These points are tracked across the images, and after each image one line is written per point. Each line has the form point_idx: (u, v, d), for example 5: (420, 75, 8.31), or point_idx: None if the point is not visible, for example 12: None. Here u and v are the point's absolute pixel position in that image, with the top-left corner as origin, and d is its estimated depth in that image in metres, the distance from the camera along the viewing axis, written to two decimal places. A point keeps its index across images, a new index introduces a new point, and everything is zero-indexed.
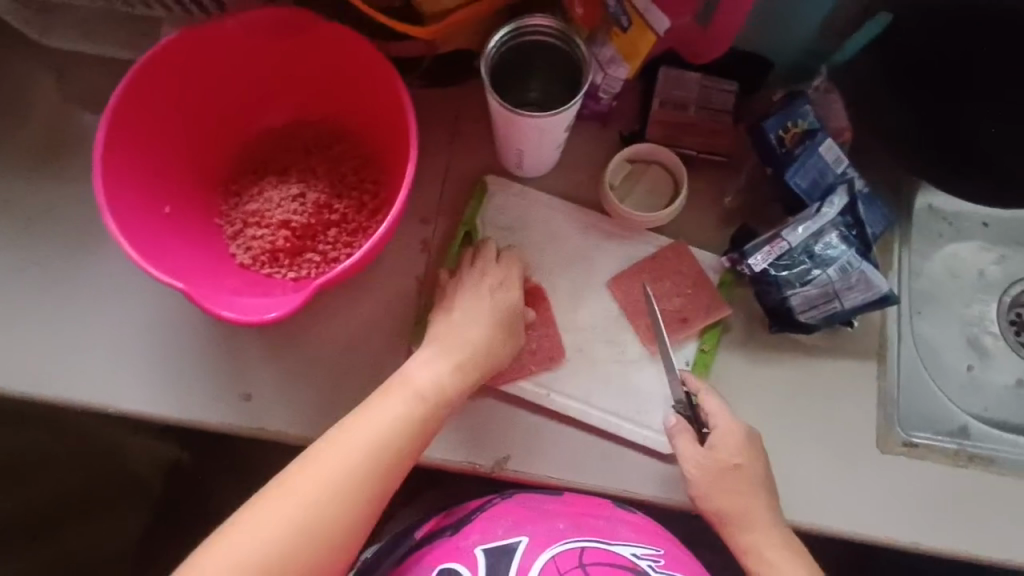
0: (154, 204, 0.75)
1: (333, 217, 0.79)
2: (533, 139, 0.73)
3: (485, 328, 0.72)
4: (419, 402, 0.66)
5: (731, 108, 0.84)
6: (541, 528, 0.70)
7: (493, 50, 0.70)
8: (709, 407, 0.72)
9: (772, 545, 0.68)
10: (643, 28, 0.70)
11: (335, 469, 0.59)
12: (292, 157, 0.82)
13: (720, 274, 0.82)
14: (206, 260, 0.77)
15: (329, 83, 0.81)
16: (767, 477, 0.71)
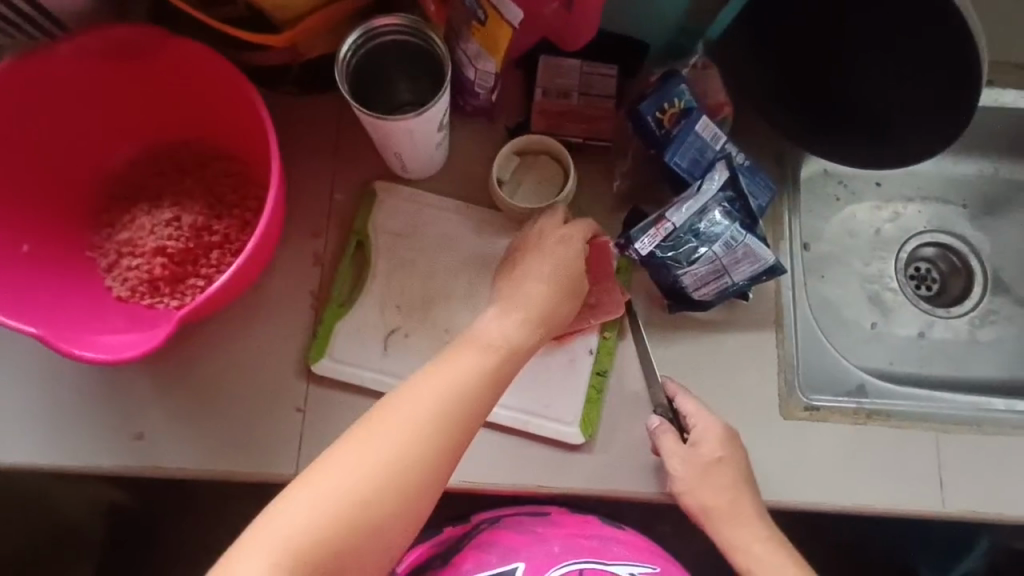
0: (5, 245, 0.66)
1: (214, 239, 0.71)
2: (408, 142, 0.68)
3: (549, 285, 0.66)
4: (485, 360, 0.61)
5: (612, 91, 0.78)
6: (534, 553, 0.70)
7: (346, 56, 0.61)
8: (688, 407, 0.71)
9: (755, 531, 0.70)
10: (498, 22, 0.61)
11: (407, 426, 0.56)
12: (163, 177, 0.74)
13: (617, 259, 0.76)
14: (75, 299, 0.68)
15: (189, 99, 0.71)
16: (748, 470, 0.71)
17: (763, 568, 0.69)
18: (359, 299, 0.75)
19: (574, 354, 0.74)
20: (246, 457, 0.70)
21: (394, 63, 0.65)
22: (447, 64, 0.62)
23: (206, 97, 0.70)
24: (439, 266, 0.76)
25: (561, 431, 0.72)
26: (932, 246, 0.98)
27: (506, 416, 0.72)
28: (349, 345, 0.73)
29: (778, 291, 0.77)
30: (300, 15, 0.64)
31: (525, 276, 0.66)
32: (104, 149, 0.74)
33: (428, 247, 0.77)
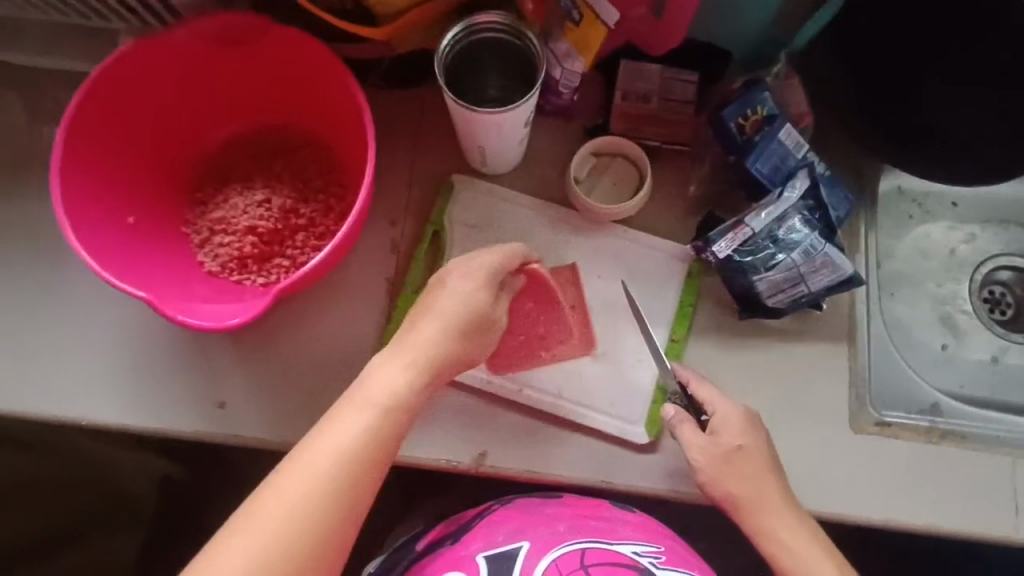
0: (115, 216, 0.71)
1: (301, 221, 0.75)
2: (494, 136, 0.69)
3: (446, 331, 0.61)
4: (371, 421, 0.56)
5: (693, 97, 0.79)
6: (541, 532, 0.67)
7: (443, 51, 0.63)
8: (703, 394, 0.69)
9: (786, 524, 0.65)
10: (593, 22, 0.64)
11: (280, 519, 0.51)
12: (256, 161, 0.78)
13: (687, 263, 0.77)
14: (172, 270, 0.72)
15: (288, 88, 0.75)
16: (773, 459, 0.68)
17: (797, 557, 0.64)
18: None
19: (640, 355, 0.75)
20: None
21: (487, 60, 0.67)
22: (540, 62, 0.63)
23: (305, 86, 0.74)
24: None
25: (625, 429, 0.73)
26: (1008, 270, 0.95)
27: (570, 409, 0.73)
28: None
29: (852, 305, 0.76)
30: (403, 10, 0.66)
31: (432, 313, 0.62)
32: (204, 131, 0.78)
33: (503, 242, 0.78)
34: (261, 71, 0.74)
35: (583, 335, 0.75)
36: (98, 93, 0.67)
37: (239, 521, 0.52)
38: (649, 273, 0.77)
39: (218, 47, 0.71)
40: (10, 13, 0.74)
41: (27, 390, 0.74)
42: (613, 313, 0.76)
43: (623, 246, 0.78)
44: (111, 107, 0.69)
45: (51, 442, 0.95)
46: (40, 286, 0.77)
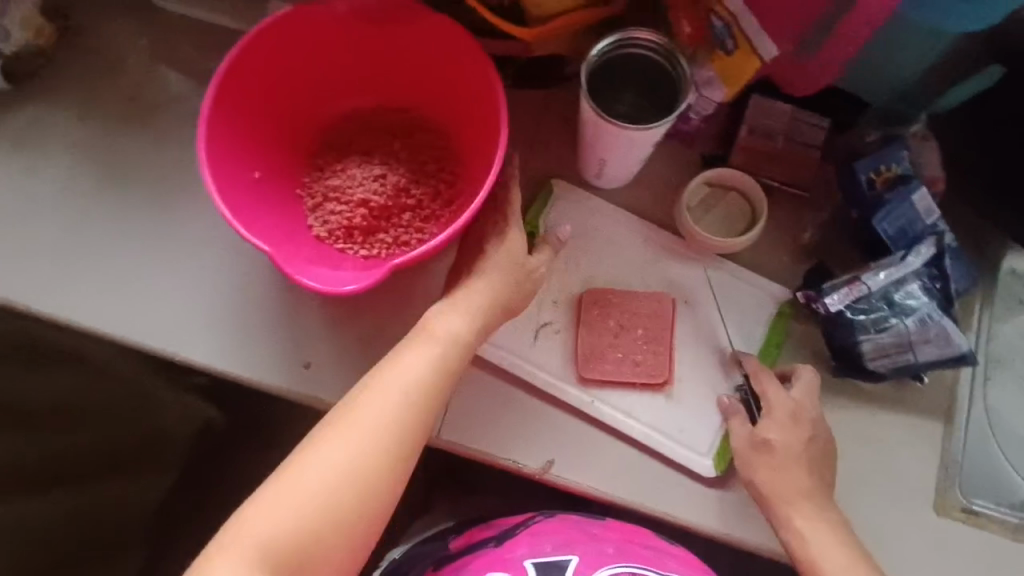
0: (243, 169, 0.73)
1: (411, 203, 0.76)
2: (620, 150, 0.69)
3: (492, 297, 0.67)
4: (434, 355, 0.64)
5: (820, 142, 0.78)
6: (589, 549, 0.69)
7: (593, 59, 0.64)
8: (762, 386, 0.71)
9: (808, 519, 0.66)
10: (748, 53, 0.63)
11: (352, 438, 0.59)
12: (376, 135, 0.79)
13: (777, 304, 0.75)
14: (285, 228, 0.75)
15: (425, 74, 0.77)
16: (813, 460, 0.67)
17: (807, 553, 0.65)
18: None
19: (717, 387, 0.74)
20: None
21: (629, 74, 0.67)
22: (687, 86, 0.63)
23: (441, 74, 0.76)
24: (602, 275, 0.77)
25: (691, 458, 0.72)
26: None
27: (641, 433, 0.72)
28: (510, 333, 0.75)
29: (955, 381, 0.74)
30: (553, 16, 0.67)
31: (478, 282, 0.67)
32: (334, 100, 0.80)
33: (592, 252, 0.78)
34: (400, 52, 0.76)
35: (659, 372, 0.74)
36: (251, 48, 0.70)
37: (315, 439, 0.60)
38: (742, 309, 0.76)
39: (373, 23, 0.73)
40: None
41: (130, 319, 0.76)
42: (694, 342, 0.75)
43: (717, 275, 0.77)
44: (262, 62, 0.72)
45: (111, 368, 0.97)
46: (150, 224, 0.78)
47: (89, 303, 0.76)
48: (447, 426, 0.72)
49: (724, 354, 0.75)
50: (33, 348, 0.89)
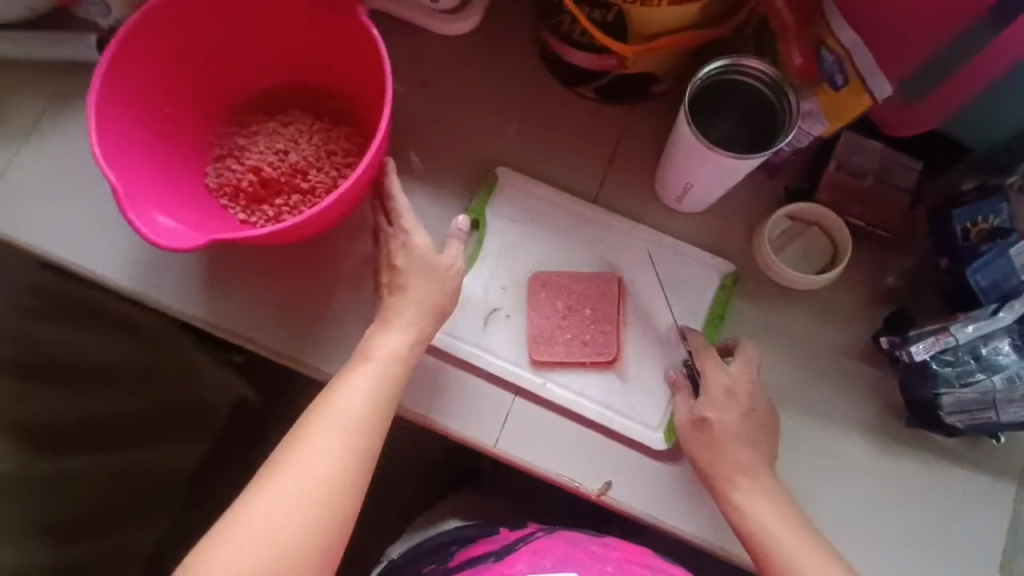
0: (155, 108, 0.76)
1: (303, 184, 0.78)
2: (710, 176, 0.68)
3: (420, 304, 0.68)
4: (376, 373, 0.65)
5: (912, 185, 0.76)
6: (589, 565, 0.69)
7: (699, 81, 0.62)
8: (704, 362, 0.72)
9: (747, 493, 0.67)
10: (857, 90, 0.61)
11: (303, 469, 0.59)
12: (300, 113, 0.81)
13: (721, 277, 0.78)
14: (172, 170, 0.77)
15: (364, 73, 0.79)
16: (749, 434, 0.69)
17: (767, 542, 0.65)
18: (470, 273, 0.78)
19: (665, 364, 0.76)
20: (458, 418, 0.73)
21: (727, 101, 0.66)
22: (792, 118, 0.61)
23: (363, 67, 0.78)
24: (551, 261, 0.78)
25: (644, 432, 0.74)
26: None
27: (592, 411, 0.74)
28: (464, 323, 0.76)
29: None
30: (656, 35, 0.66)
31: (409, 291, 0.69)
32: (274, 67, 0.82)
33: (552, 229, 0.79)
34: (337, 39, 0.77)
35: (607, 350, 0.76)
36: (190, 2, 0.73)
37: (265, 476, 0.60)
38: (686, 286, 0.78)
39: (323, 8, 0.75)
40: None
41: (203, 297, 0.76)
42: (641, 319, 0.77)
43: (670, 254, 0.78)
44: (208, 14, 0.75)
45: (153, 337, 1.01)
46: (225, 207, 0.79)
47: (163, 283, 0.76)
48: (505, 437, 0.73)
49: (671, 334, 0.77)
50: (74, 310, 0.95)
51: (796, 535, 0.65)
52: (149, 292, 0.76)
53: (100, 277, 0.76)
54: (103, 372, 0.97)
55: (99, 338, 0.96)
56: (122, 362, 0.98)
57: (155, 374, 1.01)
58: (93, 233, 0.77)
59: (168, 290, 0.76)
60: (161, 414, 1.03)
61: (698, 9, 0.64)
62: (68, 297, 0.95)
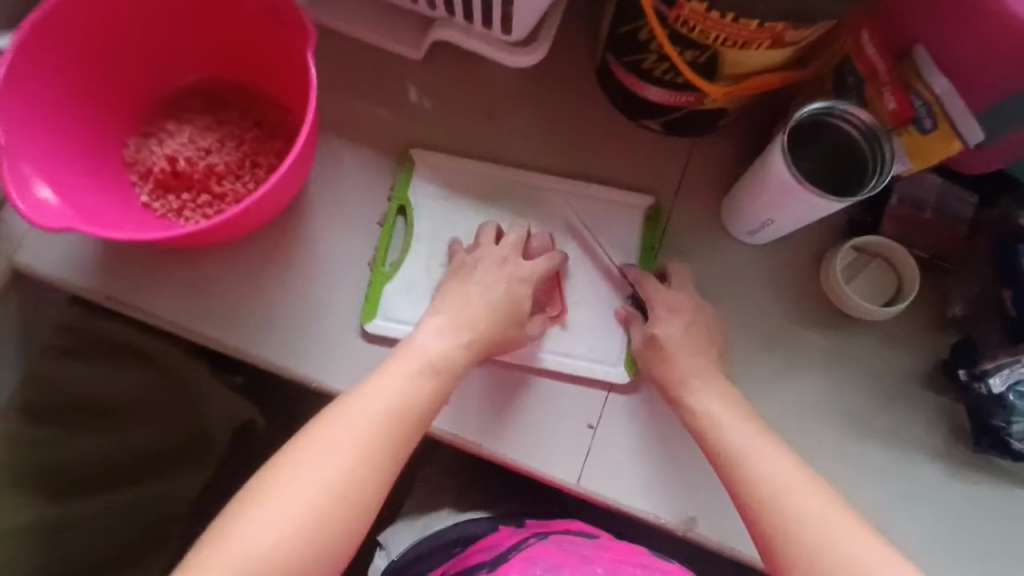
0: (80, 86, 0.72)
1: (216, 189, 0.75)
2: (796, 214, 0.70)
3: (492, 306, 0.73)
4: (415, 370, 0.68)
5: (969, 217, 0.79)
6: (579, 571, 0.65)
7: (795, 119, 0.64)
8: (650, 290, 0.77)
9: (699, 395, 0.72)
10: (948, 135, 0.63)
11: (329, 448, 0.62)
12: (239, 113, 0.78)
13: (645, 211, 0.82)
14: (86, 147, 0.73)
15: (303, 82, 0.75)
16: (692, 344, 0.74)
17: (757, 454, 0.67)
18: (405, 262, 0.79)
19: (609, 305, 0.80)
20: (542, 458, 0.75)
21: (820, 146, 0.67)
22: (887, 170, 0.62)
23: (303, 79, 0.75)
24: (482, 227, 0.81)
25: (606, 370, 0.77)
26: None
27: (552, 360, 0.77)
28: (410, 300, 0.78)
29: None
30: (746, 74, 0.67)
31: (473, 304, 0.73)
32: (224, 57, 0.78)
33: (501, 190, 0.82)
34: (284, 51, 0.74)
35: (553, 305, 0.79)
36: None
37: (283, 458, 0.63)
38: (615, 225, 0.81)
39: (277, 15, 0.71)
40: None
41: (272, 342, 0.76)
42: (582, 265, 0.80)
43: (607, 201, 0.82)
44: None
45: (172, 365, 0.95)
46: (290, 243, 0.78)
47: (242, 324, 0.76)
48: (586, 473, 0.75)
49: (613, 275, 0.80)
50: (91, 346, 0.93)
51: (746, 426, 0.69)
52: (221, 333, 0.76)
53: (166, 324, 0.76)
54: (111, 406, 0.94)
55: (116, 373, 0.94)
56: (135, 397, 0.94)
57: (160, 403, 0.95)
58: (158, 276, 0.76)
59: (246, 331, 0.76)
60: (169, 447, 0.96)
61: (790, 53, 0.64)
62: (91, 333, 0.93)
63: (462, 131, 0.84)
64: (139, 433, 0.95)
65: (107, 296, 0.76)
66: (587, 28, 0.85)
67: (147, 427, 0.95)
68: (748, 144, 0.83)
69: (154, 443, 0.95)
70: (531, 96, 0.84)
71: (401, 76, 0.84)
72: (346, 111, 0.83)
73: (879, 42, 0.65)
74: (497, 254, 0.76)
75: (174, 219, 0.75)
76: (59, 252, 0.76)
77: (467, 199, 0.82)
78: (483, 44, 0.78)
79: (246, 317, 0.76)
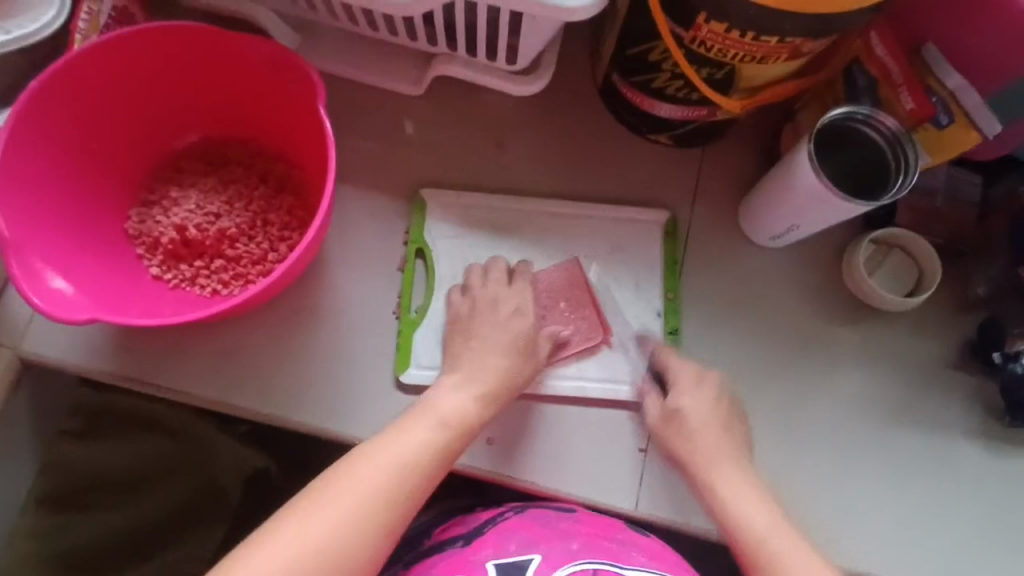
0: (75, 162, 0.69)
1: (230, 253, 0.71)
2: (822, 219, 0.70)
3: (499, 351, 0.71)
4: (449, 422, 0.66)
5: (978, 200, 0.82)
6: (555, 548, 0.63)
7: (821, 124, 0.66)
8: (666, 359, 0.75)
9: (721, 471, 0.68)
10: (964, 127, 0.66)
11: (365, 482, 0.59)
12: (244, 171, 0.75)
13: (663, 225, 0.81)
14: (86, 225, 0.69)
15: (311, 134, 0.73)
16: (718, 417, 0.72)
17: (767, 527, 0.64)
18: (430, 307, 0.77)
19: (645, 322, 0.79)
20: (595, 487, 0.74)
21: (840, 149, 0.69)
22: (913, 171, 0.65)
23: (311, 130, 0.73)
24: (507, 258, 0.80)
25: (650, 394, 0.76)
26: None
27: (595, 390, 0.76)
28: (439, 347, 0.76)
29: None
30: (761, 86, 0.67)
31: (484, 357, 0.71)
32: (224, 115, 0.76)
33: (518, 218, 0.81)
34: (288, 104, 0.72)
35: (592, 332, 0.78)
36: (128, 48, 0.66)
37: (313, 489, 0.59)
38: (633, 245, 0.81)
39: (282, 70, 0.69)
40: (328, 20, 0.76)
41: (307, 404, 0.73)
42: (609, 287, 0.80)
43: (624, 221, 0.81)
44: (150, 63, 0.69)
45: (180, 425, 0.90)
46: (313, 298, 0.76)
47: (273, 388, 0.73)
48: (644, 499, 0.74)
49: (647, 295, 0.80)
50: (98, 417, 0.89)
51: (763, 504, 0.66)
52: (251, 402, 0.73)
53: (191, 397, 0.73)
54: (123, 475, 0.89)
55: (131, 446, 0.89)
56: (155, 466, 0.90)
57: (171, 463, 0.90)
58: (178, 349, 0.73)
59: (279, 395, 0.73)
60: (182, 509, 0.91)
61: (805, 62, 0.65)
62: (99, 406, 0.88)
63: (471, 165, 0.82)
64: (153, 498, 0.90)
65: (124, 376, 0.72)
66: (586, 49, 0.85)
67: (160, 491, 0.90)
68: (761, 149, 0.83)
69: (168, 506, 0.90)
70: (538, 122, 0.83)
71: (404, 115, 0.82)
72: (353, 157, 0.81)
73: (889, 42, 0.67)
74: (491, 291, 0.75)
75: (190, 291, 0.71)
76: (68, 336, 0.72)
77: (486, 234, 0.80)
78: (485, 74, 0.76)
79: (276, 381, 0.74)
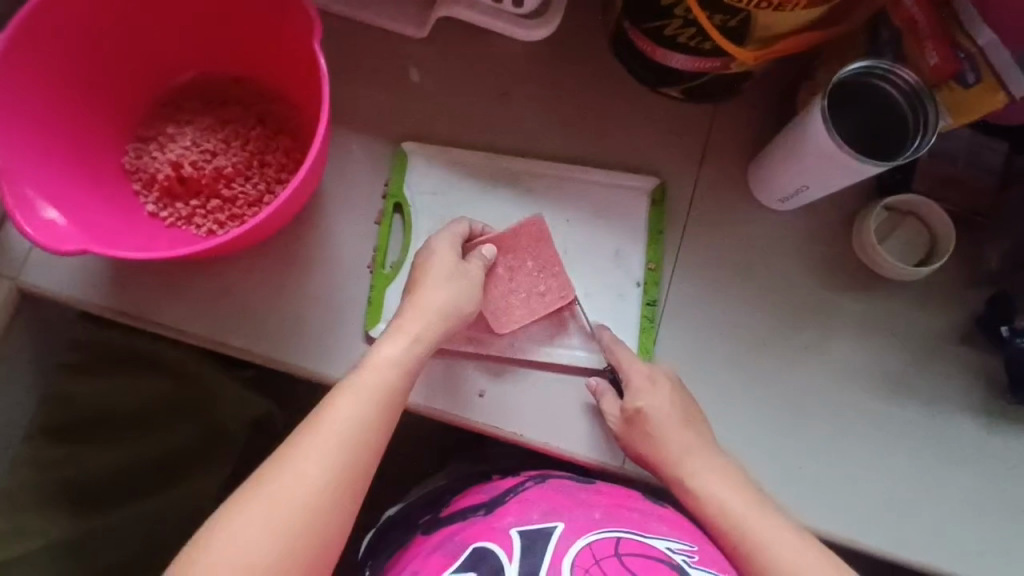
0: (72, 93, 0.68)
1: (226, 193, 0.71)
2: (833, 180, 0.68)
3: (435, 289, 0.68)
4: (380, 381, 0.63)
5: (1000, 167, 0.78)
6: (576, 516, 0.62)
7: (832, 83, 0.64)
8: (620, 357, 0.72)
9: (700, 470, 0.68)
10: (992, 88, 0.61)
11: (299, 474, 0.57)
12: (242, 111, 0.73)
13: (651, 190, 0.79)
14: (81, 157, 0.69)
15: (310, 74, 0.71)
16: (681, 412, 0.70)
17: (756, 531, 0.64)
18: (405, 261, 0.76)
19: (623, 290, 0.77)
20: (587, 443, 0.73)
21: (851, 106, 0.66)
22: (928, 135, 0.63)
23: (309, 69, 0.71)
24: (508, 210, 0.78)
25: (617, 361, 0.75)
26: None
27: (563, 354, 0.75)
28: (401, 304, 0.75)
29: None
30: (778, 36, 0.63)
31: (420, 300, 0.67)
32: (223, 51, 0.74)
33: (520, 170, 0.79)
34: (286, 41, 0.70)
35: (564, 290, 0.75)
36: None
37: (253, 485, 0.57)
38: (621, 211, 0.79)
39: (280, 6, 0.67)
40: None
41: (298, 348, 0.73)
42: (588, 252, 0.78)
43: (622, 186, 0.79)
44: None
45: (181, 364, 0.91)
46: (310, 240, 0.76)
47: (268, 329, 0.74)
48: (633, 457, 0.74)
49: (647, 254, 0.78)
50: (101, 353, 0.90)
51: (745, 501, 0.65)
52: (247, 342, 0.73)
53: (188, 335, 0.73)
54: (124, 411, 0.90)
55: (133, 383, 0.90)
56: (157, 403, 0.91)
57: (173, 401, 0.92)
58: (175, 287, 0.74)
59: (273, 338, 0.73)
60: (183, 449, 0.92)
61: (827, 9, 0.61)
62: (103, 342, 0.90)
63: (474, 114, 0.80)
64: (154, 437, 0.91)
65: (123, 312, 0.73)
66: None
67: (161, 429, 0.91)
68: (775, 107, 0.80)
69: (168, 445, 0.91)
70: (546, 71, 0.81)
71: (407, 59, 0.80)
72: (354, 101, 0.79)
73: None
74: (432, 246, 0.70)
75: (184, 228, 0.71)
76: (67, 269, 0.72)
77: (486, 186, 0.78)
78: (491, 18, 0.74)
79: (271, 322, 0.74)
